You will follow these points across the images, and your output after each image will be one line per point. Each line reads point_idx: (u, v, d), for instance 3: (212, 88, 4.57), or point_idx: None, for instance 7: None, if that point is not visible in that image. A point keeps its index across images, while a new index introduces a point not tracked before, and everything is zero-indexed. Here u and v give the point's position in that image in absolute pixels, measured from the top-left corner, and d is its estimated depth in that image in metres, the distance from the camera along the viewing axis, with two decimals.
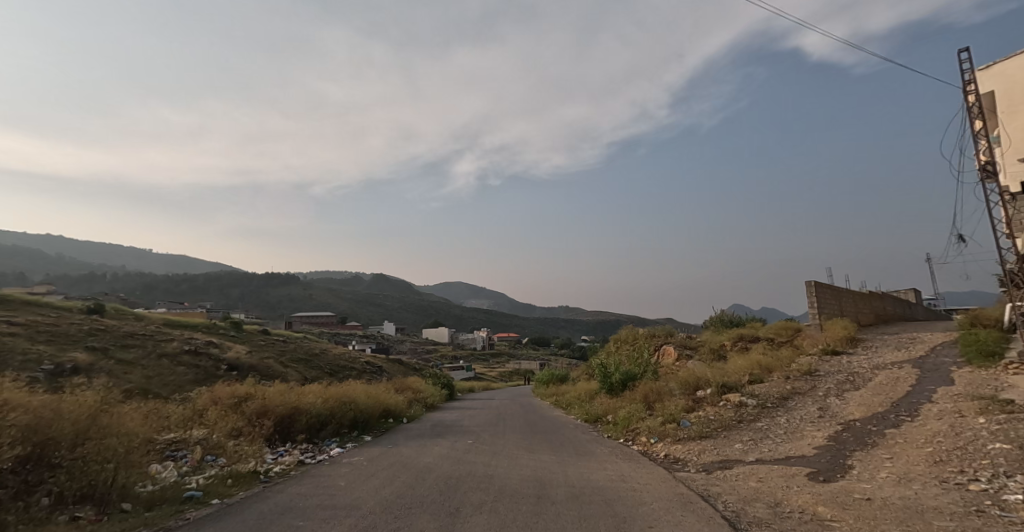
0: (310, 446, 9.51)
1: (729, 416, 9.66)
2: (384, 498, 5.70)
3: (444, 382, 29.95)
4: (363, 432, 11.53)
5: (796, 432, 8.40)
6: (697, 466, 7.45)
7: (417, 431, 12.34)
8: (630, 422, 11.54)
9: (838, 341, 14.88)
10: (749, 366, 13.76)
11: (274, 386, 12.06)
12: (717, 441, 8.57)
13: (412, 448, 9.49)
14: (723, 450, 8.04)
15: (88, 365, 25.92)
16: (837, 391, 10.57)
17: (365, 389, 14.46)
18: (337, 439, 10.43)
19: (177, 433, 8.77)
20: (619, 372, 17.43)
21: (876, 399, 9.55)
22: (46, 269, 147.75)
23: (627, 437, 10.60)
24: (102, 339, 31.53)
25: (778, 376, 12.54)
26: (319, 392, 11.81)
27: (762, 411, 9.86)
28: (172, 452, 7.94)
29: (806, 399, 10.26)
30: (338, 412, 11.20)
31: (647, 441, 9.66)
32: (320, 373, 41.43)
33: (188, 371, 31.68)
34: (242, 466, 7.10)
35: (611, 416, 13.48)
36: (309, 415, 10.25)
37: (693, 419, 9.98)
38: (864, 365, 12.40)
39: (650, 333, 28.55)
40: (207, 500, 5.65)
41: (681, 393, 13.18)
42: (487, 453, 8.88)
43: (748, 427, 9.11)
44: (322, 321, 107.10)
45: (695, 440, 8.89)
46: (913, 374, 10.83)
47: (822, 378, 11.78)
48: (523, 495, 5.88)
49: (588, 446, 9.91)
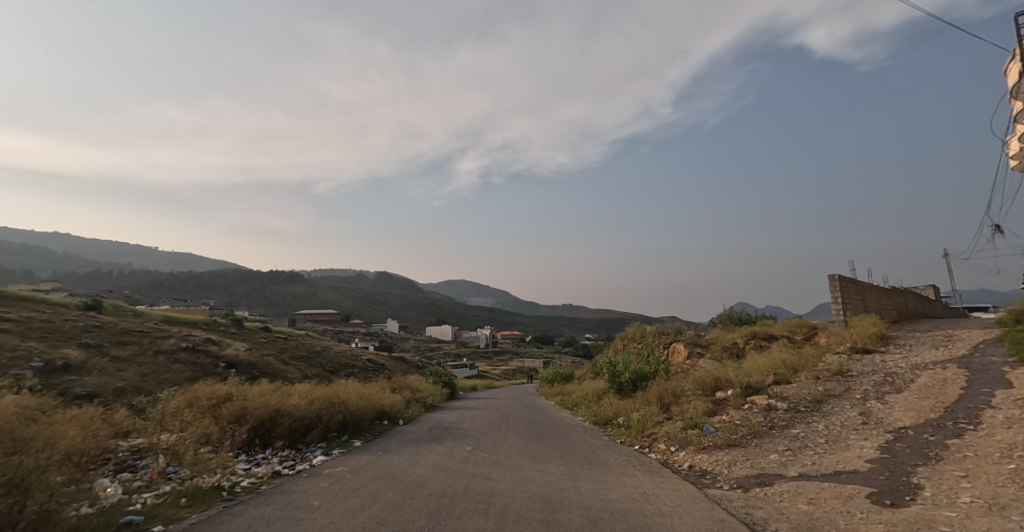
0: (290, 453, 8.55)
1: (758, 422, 8.64)
2: (361, 525, 4.71)
3: (445, 380, 28.91)
4: (354, 437, 10.57)
5: (840, 441, 7.36)
6: (730, 482, 6.44)
7: (413, 435, 11.35)
8: (644, 426, 10.52)
9: (867, 339, 13.83)
10: (773, 366, 12.73)
11: (260, 385, 11.15)
12: (748, 451, 7.55)
13: (404, 456, 8.47)
14: (757, 462, 7.02)
15: (79, 362, 25.07)
16: (877, 393, 9.54)
17: (358, 389, 13.54)
18: (323, 444, 9.48)
19: (143, 439, 7.88)
20: (629, 372, 16.35)
21: (925, 404, 8.49)
22: (52, 266, 147.59)
23: (643, 444, 9.57)
24: (97, 336, 30.80)
25: (806, 376, 11.47)
26: (306, 392, 10.86)
27: (794, 416, 8.83)
28: (130, 462, 7.01)
29: (843, 402, 9.22)
30: (325, 415, 10.25)
31: (666, 450, 8.67)
32: (321, 371, 40.51)
33: (184, 368, 30.93)
34: (203, 480, 6.12)
35: (624, 419, 12.44)
36: (292, 418, 9.33)
37: (718, 425, 8.97)
38: (901, 365, 11.33)
39: (658, 330, 27.47)
40: (147, 527, 4.65)
41: (699, 395, 12.17)
42: (488, 463, 7.85)
43: (782, 434, 8.09)
44: (325, 320, 106.66)
45: (722, 449, 7.88)
46: (961, 375, 9.75)
47: (856, 379, 10.72)
48: (528, 522, 4.84)
49: (599, 454, 8.91)
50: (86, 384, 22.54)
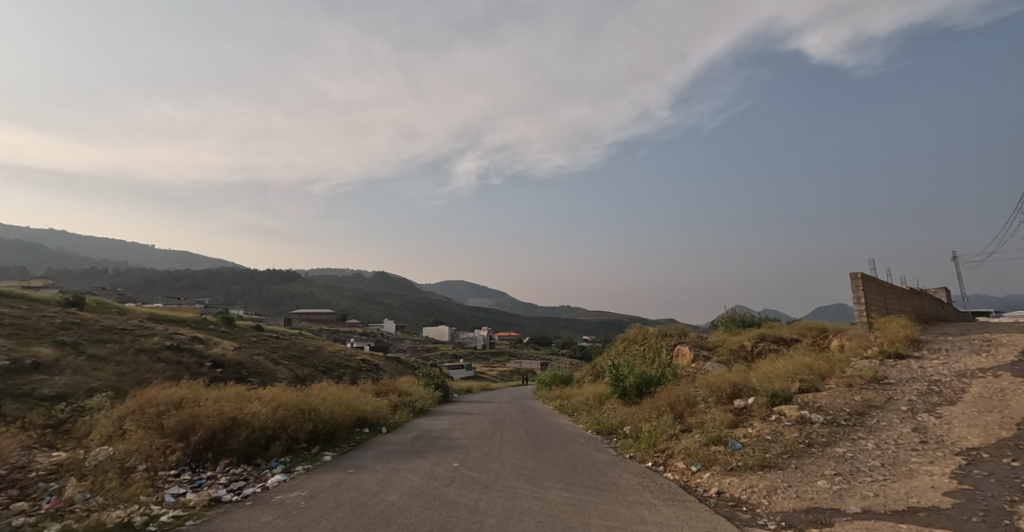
0: (243, 471, 7.29)
1: (793, 437, 7.36)
2: None
3: (438, 382, 27.61)
4: (325, 448, 9.28)
5: (900, 465, 6.10)
6: (776, 518, 5.17)
7: (394, 446, 10.02)
8: (656, 440, 9.27)
9: (898, 342, 12.59)
10: (797, 371, 11.44)
11: (226, 389, 9.90)
12: (789, 475, 6.29)
13: (377, 475, 7.16)
14: (804, 492, 5.75)
15: (52, 361, 23.61)
16: (926, 405, 8.28)
17: (336, 392, 12.28)
18: (287, 459, 8.17)
19: (65, 455, 6.58)
20: (634, 376, 15.04)
21: (989, 420, 7.21)
22: (48, 263, 145.71)
23: (658, 460, 8.30)
24: (75, 333, 29.30)
25: (837, 383, 10.17)
26: (273, 398, 9.53)
27: (835, 431, 7.55)
28: (37, 486, 5.66)
29: (890, 415, 7.96)
30: (291, 423, 8.97)
31: (686, 469, 7.41)
32: (312, 371, 39.10)
33: (166, 367, 29.46)
34: (108, 515, 4.82)
35: (631, 429, 11.15)
36: (251, 428, 8.11)
37: (746, 440, 7.71)
38: (943, 372, 10.08)
39: (662, 332, 26.16)
40: None
41: (714, 403, 10.90)
42: (475, 487, 6.58)
43: (825, 453, 6.82)
44: (321, 320, 105.26)
45: (757, 472, 6.61)
46: (1022, 385, 8.46)
47: (895, 388, 9.42)
48: None
49: (607, 473, 7.62)
50: (55, 384, 21.13)
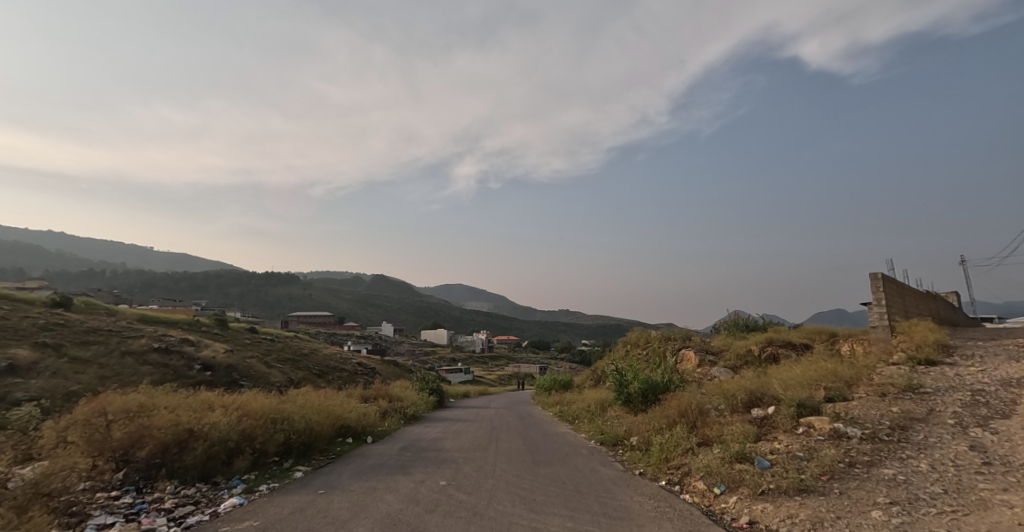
0: (197, 492, 6.32)
1: (832, 455, 6.38)
2: None
3: (433, 387, 26.62)
4: (298, 462, 8.30)
5: (967, 493, 5.12)
6: None
7: (377, 460, 9.03)
8: (670, 454, 8.27)
9: (927, 348, 11.59)
10: (819, 377, 10.41)
11: (191, 395, 8.90)
12: (833, 503, 5.33)
13: (349, 498, 6.19)
14: (857, 526, 4.78)
15: (30, 362, 22.58)
16: (976, 419, 7.30)
17: (317, 398, 11.27)
18: (251, 476, 7.19)
19: None
20: (638, 381, 14.06)
21: None
22: (44, 264, 144.85)
23: (673, 479, 7.33)
24: (58, 334, 28.26)
25: (867, 392, 9.18)
26: (241, 406, 8.53)
27: (878, 448, 6.59)
28: None
29: (937, 430, 6.98)
30: (259, 435, 7.99)
31: (708, 491, 6.43)
32: (306, 375, 38.01)
33: (152, 370, 28.41)
34: None
35: (639, 440, 10.16)
36: (209, 440, 7.12)
37: (776, 458, 6.73)
38: (984, 381, 9.10)
39: (666, 335, 25.09)
40: None
41: (729, 412, 9.88)
42: (462, 514, 5.58)
43: (872, 476, 5.83)
44: (319, 321, 104.36)
45: (792, 497, 5.64)
46: None
47: (935, 398, 8.45)
48: None
49: (617, 495, 6.62)
50: (31, 388, 20.09)
